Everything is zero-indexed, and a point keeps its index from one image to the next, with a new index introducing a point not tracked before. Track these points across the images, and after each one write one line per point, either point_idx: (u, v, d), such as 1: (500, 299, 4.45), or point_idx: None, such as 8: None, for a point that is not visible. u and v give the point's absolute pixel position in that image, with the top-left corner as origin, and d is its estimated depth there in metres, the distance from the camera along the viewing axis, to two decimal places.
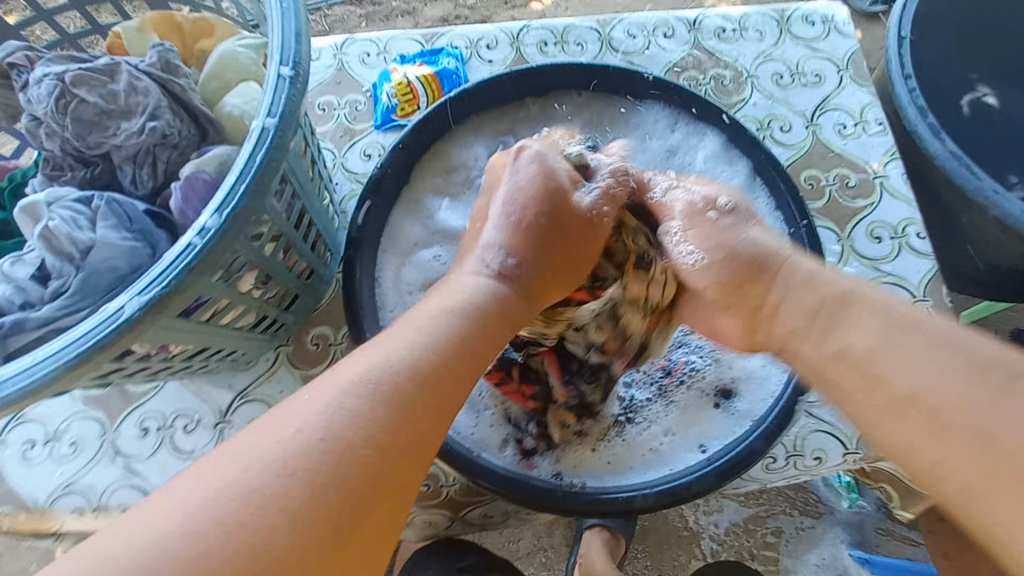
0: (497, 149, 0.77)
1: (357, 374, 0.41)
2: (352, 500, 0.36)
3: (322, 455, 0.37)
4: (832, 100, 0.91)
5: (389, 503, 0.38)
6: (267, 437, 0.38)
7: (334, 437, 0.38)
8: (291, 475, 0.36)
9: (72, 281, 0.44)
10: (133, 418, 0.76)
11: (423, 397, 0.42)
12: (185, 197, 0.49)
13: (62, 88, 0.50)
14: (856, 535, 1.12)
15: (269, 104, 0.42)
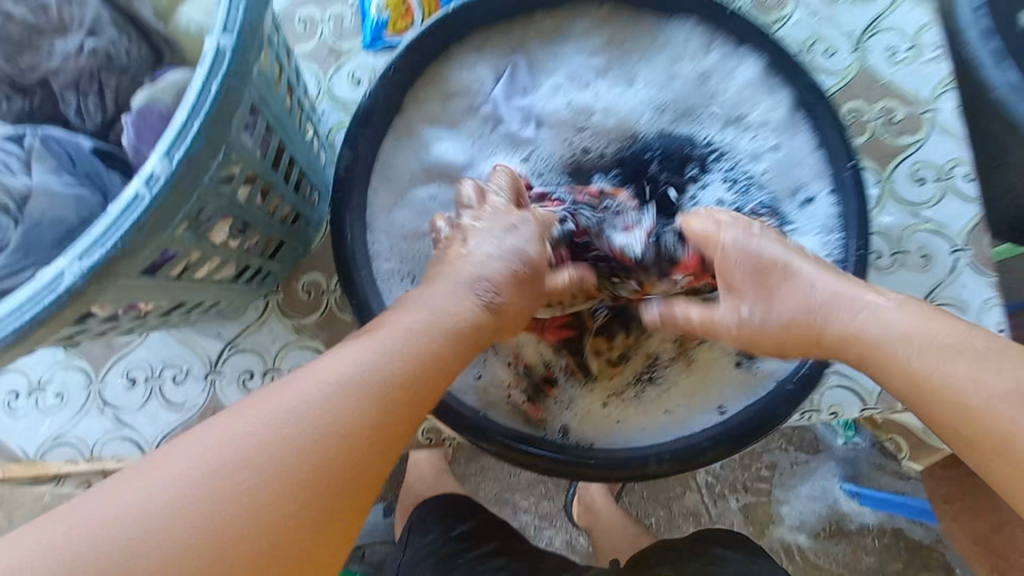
0: (504, 73, 0.68)
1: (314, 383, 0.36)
2: (284, 520, 0.32)
3: (252, 465, 0.32)
4: (886, 18, 0.80)
5: (314, 531, 0.33)
6: (195, 443, 0.33)
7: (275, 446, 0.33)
8: (203, 491, 0.31)
9: (12, 236, 0.38)
10: (118, 368, 0.73)
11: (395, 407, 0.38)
12: (139, 134, 0.42)
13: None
14: (850, 470, 1.12)
15: (224, 18, 0.34)
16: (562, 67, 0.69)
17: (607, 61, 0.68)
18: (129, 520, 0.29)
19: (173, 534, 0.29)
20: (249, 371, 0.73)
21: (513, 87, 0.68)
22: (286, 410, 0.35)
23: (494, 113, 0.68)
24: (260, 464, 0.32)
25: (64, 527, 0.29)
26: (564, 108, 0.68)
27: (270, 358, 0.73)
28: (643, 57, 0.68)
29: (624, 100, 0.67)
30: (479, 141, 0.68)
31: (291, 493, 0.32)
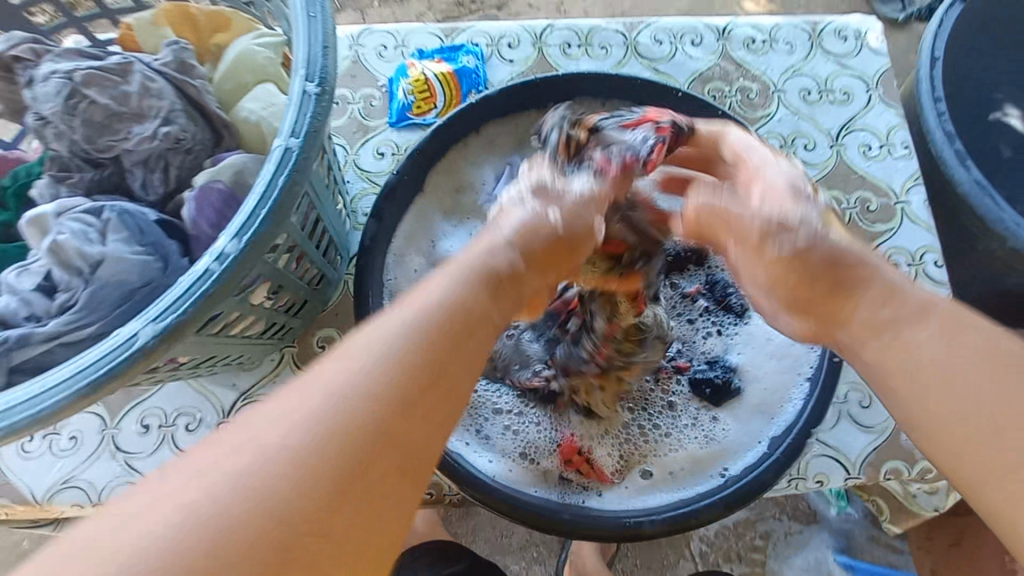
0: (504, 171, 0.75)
1: (374, 346, 0.36)
2: (363, 460, 0.31)
3: (330, 432, 0.32)
4: (859, 119, 0.89)
5: (382, 478, 0.32)
6: (282, 407, 0.32)
7: (349, 410, 0.32)
8: (294, 451, 0.30)
9: (80, 294, 0.42)
10: (134, 414, 0.76)
11: (447, 356, 0.37)
12: (198, 206, 0.48)
13: (70, 83, 0.46)
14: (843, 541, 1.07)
15: (293, 123, 0.40)
16: None
17: None
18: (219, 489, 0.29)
19: (259, 492, 0.29)
20: None
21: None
22: (357, 375, 0.34)
23: None
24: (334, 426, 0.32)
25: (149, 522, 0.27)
26: None
27: None
28: None
29: None
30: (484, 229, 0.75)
31: (356, 443, 0.32)
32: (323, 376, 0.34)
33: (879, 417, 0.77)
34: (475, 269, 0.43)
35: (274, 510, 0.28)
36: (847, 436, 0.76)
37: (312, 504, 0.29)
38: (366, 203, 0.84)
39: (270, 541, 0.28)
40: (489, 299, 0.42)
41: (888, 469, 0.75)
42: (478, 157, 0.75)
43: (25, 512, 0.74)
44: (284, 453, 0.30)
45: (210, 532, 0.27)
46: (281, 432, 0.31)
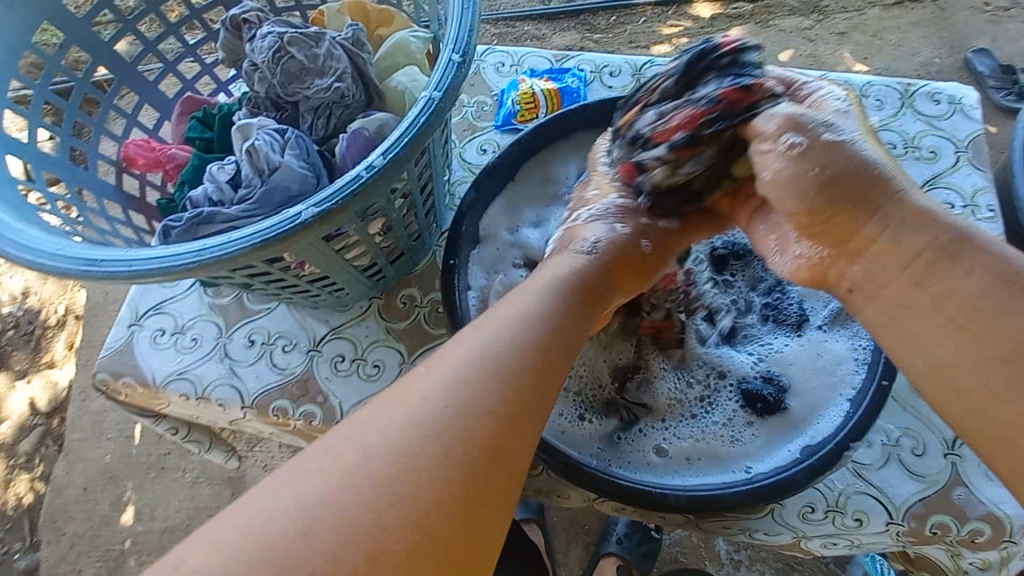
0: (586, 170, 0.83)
1: (446, 379, 0.44)
2: (446, 501, 0.40)
3: (411, 466, 0.40)
4: (943, 178, 0.91)
5: (467, 515, 0.40)
6: (361, 437, 0.41)
7: (421, 455, 0.41)
8: (379, 468, 0.40)
9: (256, 190, 0.55)
10: (244, 329, 0.89)
11: (507, 428, 0.44)
12: (349, 145, 0.61)
13: (281, 41, 0.61)
14: None
15: (438, 81, 0.51)
16: None
17: None
18: (314, 511, 0.38)
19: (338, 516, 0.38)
20: (341, 355, 0.87)
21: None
22: (427, 417, 0.42)
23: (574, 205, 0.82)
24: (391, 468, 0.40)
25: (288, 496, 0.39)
26: None
27: (360, 348, 0.87)
28: None
29: None
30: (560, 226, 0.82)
31: (438, 484, 0.40)
32: (399, 409, 0.43)
33: (932, 469, 0.75)
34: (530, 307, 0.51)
35: (367, 528, 0.38)
36: (894, 481, 0.75)
37: (391, 531, 0.38)
38: (463, 188, 0.96)
39: (392, 531, 0.38)
40: (535, 354, 0.48)
41: (936, 522, 0.73)
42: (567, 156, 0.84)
43: (144, 393, 0.88)
44: (354, 485, 0.39)
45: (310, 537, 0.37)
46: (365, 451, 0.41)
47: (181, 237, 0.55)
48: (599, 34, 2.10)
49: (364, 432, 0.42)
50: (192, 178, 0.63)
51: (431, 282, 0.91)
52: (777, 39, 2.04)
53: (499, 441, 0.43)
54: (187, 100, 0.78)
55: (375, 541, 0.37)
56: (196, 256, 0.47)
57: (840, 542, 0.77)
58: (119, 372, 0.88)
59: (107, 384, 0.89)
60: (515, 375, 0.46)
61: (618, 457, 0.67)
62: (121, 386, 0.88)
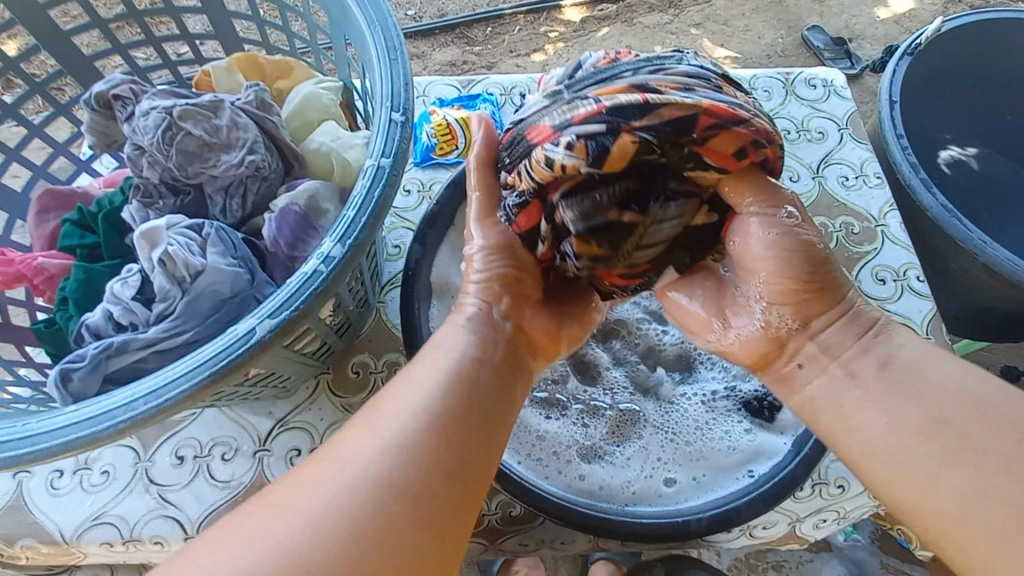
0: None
1: (400, 408, 0.45)
2: (392, 516, 0.40)
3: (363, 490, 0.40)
4: (835, 154, 1.00)
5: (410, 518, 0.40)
6: (317, 478, 0.41)
7: (378, 477, 0.41)
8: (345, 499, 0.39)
9: (177, 304, 0.46)
10: (169, 445, 0.76)
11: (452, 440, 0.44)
12: (278, 226, 0.53)
13: (169, 116, 0.51)
14: (853, 569, 1.19)
15: (383, 146, 0.46)
16: None
17: None
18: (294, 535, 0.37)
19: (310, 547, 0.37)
20: (296, 448, 0.76)
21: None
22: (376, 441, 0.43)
23: None
24: (353, 490, 0.40)
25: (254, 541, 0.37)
26: None
27: (317, 436, 0.77)
28: None
29: None
30: None
31: (388, 501, 0.40)
32: (347, 445, 0.43)
33: None
34: (468, 326, 0.55)
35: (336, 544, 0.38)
36: None
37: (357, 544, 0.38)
38: (395, 235, 0.89)
39: (354, 541, 0.38)
40: (473, 374, 0.50)
41: None
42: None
43: (51, 551, 0.72)
44: (324, 511, 0.39)
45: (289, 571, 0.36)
46: (327, 479, 0.41)
47: (86, 381, 0.44)
48: (478, 46, 2.09)
49: (322, 473, 0.41)
50: (80, 298, 0.51)
51: (382, 343, 0.83)
52: (645, 35, 2.16)
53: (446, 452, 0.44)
54: (47, 194, 0.64)
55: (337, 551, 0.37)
56: (124, 412, 0.37)
57: (826, 510, 0.82)
58: (13, 535, 0.71)
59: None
60: (469, 401, 0.48)
61: (623, 494, 0.64)
62: (20, 550, 0.72)
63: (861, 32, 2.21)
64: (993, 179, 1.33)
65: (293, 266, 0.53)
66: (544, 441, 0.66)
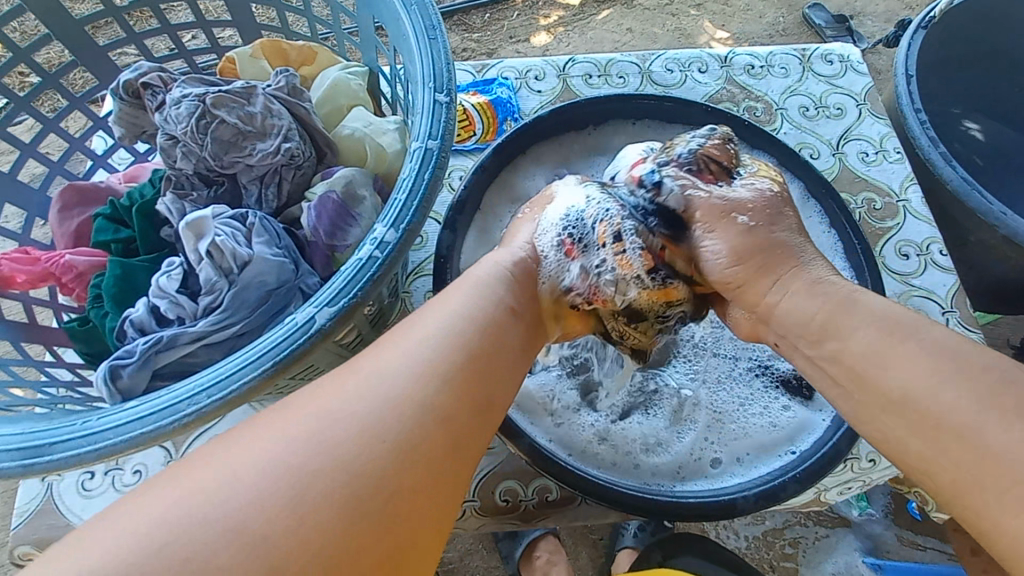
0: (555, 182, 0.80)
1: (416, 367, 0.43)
2: (402, 487, 0.38)
3: (373, 450, 0.38)
4: (854, 130, 1.00)
5: (421, 487, 0.38)
6: (318, 421, 0.38)
7: (393, 443, 0.38)
8: (353, 457, 0.37)
9: (225, 296, 0.45)
10: (200, 442, 0.75)
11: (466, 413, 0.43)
12: (317, 214, 0.51)
13: (202, 103, 0.50)
14: (870, 542, 1.20)
15: (429, 128, 0.45)
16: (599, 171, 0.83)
17: None
18: (296, 479, 0.35)
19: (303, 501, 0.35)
20: None
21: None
22: (387, 398, 0.40)
23: None
24: (359, 448, 0.38)
25: (251, 478, 0.35)
26: None
27: None
28: None
29: None
30: None
31: (388, 470, 0.38)
32: (358, 392, 0.40)
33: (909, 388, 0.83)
34: (487, 284, 0.52)
35: (341, 503, 0.35)
36: None
37: (356, 507, 0.36)
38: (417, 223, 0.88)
39: (351, 504, 0.36)
40: (491, 342, 0.48)
41: None
42: (528, 172, 0.79)
43: None
44: (325, 464, 0.36)
45: (282, 517, 0.34)
46: (336, 429, 0.38)
47: (135, 377, 0.44)
48: (477, 33, 2.06)
49: (326, 417, 0.39)
50: (118, 293, 0.50)
51: None
52: (645, 17, 2.13)
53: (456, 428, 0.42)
54: (70, 189, 0.63)
55: (348, 513, 0.35)
56: (188, 406, 0.36)
57: (854, 484, 0.82)
58: (45, 539, 0.70)
59: (31, 556, 0.70)
60: (483, 366, 0.46)
61: (665, 476, 0.64)
62: (53, 554, 0.70)
63: (862, 10, 2.19)
64: (1007, 151, 1.32)
65: (332, 256, 0.52)
66: (587, 425, 0.66)
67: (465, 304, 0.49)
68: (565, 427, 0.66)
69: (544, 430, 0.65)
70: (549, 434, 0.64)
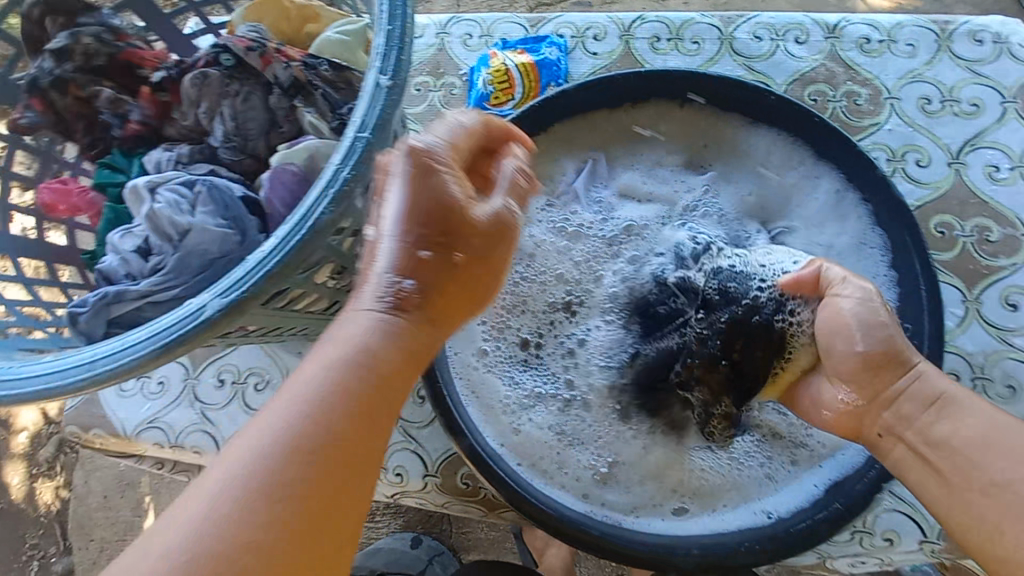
0: (585, 167, 0.73)
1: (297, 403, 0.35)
2: (308, 526, 0.33)
3: (268, 502, 0.32)
4: (987, 135, 0.79)
5: (319, 531, 0.33)
6: (196, 491, 0.32)
7: (282, 484, 0.33)
8: (231, 500, 0.32)
9: (169, 259, 0.47)
10: (212, 368, 0.82)
11: (334, 468, 0.34)
12: (273, 185, 0.51)
13: (211, 67, 0.57)
14: None
15: (363, 117, 0.41)
16: (642, 160, 0.73)
17: (690, 157, 0.73)
18: (173, 553, 0.30)
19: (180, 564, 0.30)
20: None
21: (593, 179, 0.73)
22: (286, 440, 0.34)
23: (573, 202, 0.72)
24: (241, 495, 0.32)
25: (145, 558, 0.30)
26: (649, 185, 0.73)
27: None
28: (726, 159, 0.72)
29: (723, 192, 0.72)
30: (556, 210, 0.72)
31: (268, 529, 0.32)
32: (237, 447, 0.34)
33: None
34: (365, 325, 0.39)
35: (245, 557, 0.31)
36: None
37: (250, 557, 0.31)
38: None
39: (241, 553, 0.31)
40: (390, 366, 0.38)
41: None
42: (555, 155, 0.73)
43: (118, 443, 0.83)
44: (235, 520, 0.31)
45: None
46: (216, 478, 0.33)
47: (92, 324, 0.47)
48: None
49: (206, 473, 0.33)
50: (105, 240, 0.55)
51: None
52: None
53: (327, 472, 0.34)
54: None
55: (270, 554, 0.31)
56: (89, 370, 0.39)
57: (871, 560, 0.71)
58: (88, 424, 0.83)
59: (80, 435, 0.84)
60: (349, 415, 0.36)
61: (616, 510, 0.60)
62: (93, 437, 0.83)
63: None
64: None
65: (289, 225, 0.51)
66: (546, 438, 0.63)
67: (332, 348, 0.38)
68: (523, 434, 0.63)
69: (498, 430, 0.63)
70: (494, 436, 0.62)
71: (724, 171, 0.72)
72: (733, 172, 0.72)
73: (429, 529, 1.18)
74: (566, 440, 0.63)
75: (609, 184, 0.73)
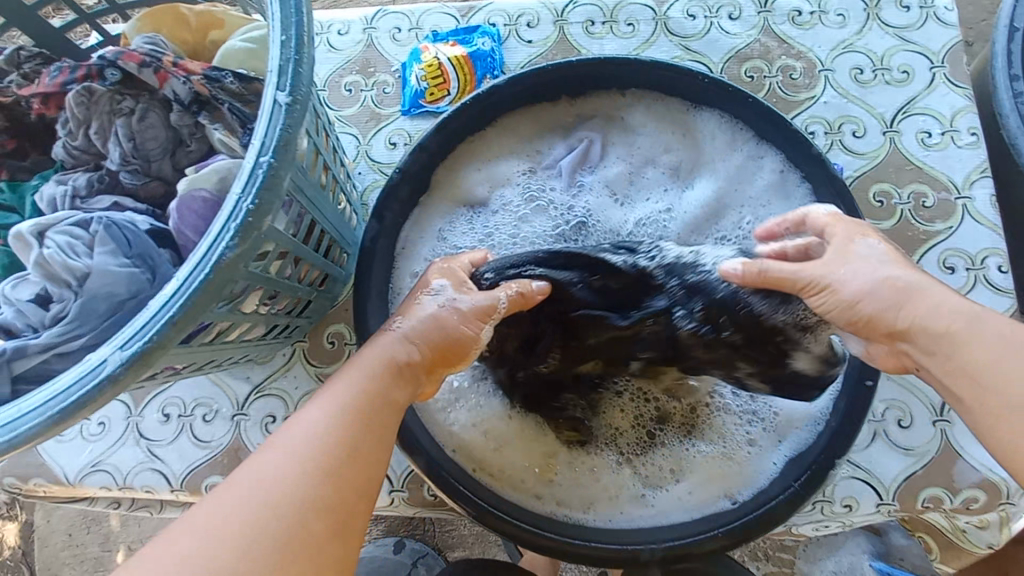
0: (578, 145, 0.71)
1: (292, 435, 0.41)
2: (302, 527, 0.37)
3: (265, 508, 0.37)
4: (918, 102, 0.80)
5: (316, 533, 0.38)
6: (205, 510, 0.37)
7: (287, 492, 0.38)
8: (242, 510, 0.37)
9: (71, 307, 0.43)
10: (156, 403, 0.78)
11: (334, 477, 0.40)
12: (181, 214, 0.47)
13: (96, 83, 0.54)
14: None
15: (263, 138, 0.38)
16: (641, 142, 0.71)
17: (674, 130, 0.70)
18: (181, 551, 0.35)
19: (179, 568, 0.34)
20: (271, 414, 0.77)
21: (584, 161, 0.71)
22: (302, 457, 0.40)
23: (558, 175, 0.71)
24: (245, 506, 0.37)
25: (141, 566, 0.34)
26: (640, 166, 0.71)
27: (291, 404, 0.77)
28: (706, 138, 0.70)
29: (706, 164, 0.70)
30: (532, 177, 0.71)
31: (281, 525, 0.37)
32: (249, 467, 0.39)
33: (919, 439, 0.70)
34: (382, 366, 0.47)
35: (248, 550, 0.35)
36: (883, 459, 0.70)
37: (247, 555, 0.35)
38: (377, 195, 0.83)
39: (243, 550, 0.35)
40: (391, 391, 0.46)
41: (929, 497, 0.69)
42: (509, 143, 0.71)
43: (61, 490, 0.78)
44: (229, 528, 0.36)
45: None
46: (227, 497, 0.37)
47: None
48: None
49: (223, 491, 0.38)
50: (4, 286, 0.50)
51: None
52: None
53: (338, 478, 0.40)
54: None
55: (263, 551, 0.36)
56: None
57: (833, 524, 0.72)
58: (25, 475, 0.77)
59: (18, 487, 0.78)
60: (348, 431, 0.42)
61: (578, 510, 0.60)
62: (33, 487, 0.78)
63: None
64: None
65: None
66: (508, 443, 0.62)
67: (350, 383, 0.45)
68: (478, 440, 0.62)
69: (455, 440, 0.61)
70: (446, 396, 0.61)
71: (719, 143, 0.70)
72: (723, 150, 0.69)
73: (411, 532, 1.10)
74: (526, 445, 0.62)
75: (597, 169, 0.71)
